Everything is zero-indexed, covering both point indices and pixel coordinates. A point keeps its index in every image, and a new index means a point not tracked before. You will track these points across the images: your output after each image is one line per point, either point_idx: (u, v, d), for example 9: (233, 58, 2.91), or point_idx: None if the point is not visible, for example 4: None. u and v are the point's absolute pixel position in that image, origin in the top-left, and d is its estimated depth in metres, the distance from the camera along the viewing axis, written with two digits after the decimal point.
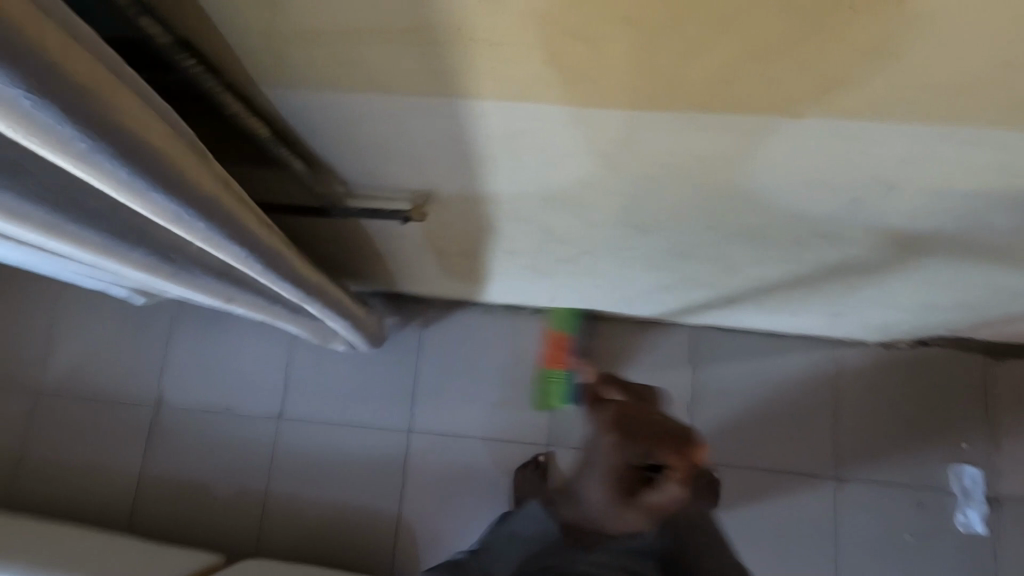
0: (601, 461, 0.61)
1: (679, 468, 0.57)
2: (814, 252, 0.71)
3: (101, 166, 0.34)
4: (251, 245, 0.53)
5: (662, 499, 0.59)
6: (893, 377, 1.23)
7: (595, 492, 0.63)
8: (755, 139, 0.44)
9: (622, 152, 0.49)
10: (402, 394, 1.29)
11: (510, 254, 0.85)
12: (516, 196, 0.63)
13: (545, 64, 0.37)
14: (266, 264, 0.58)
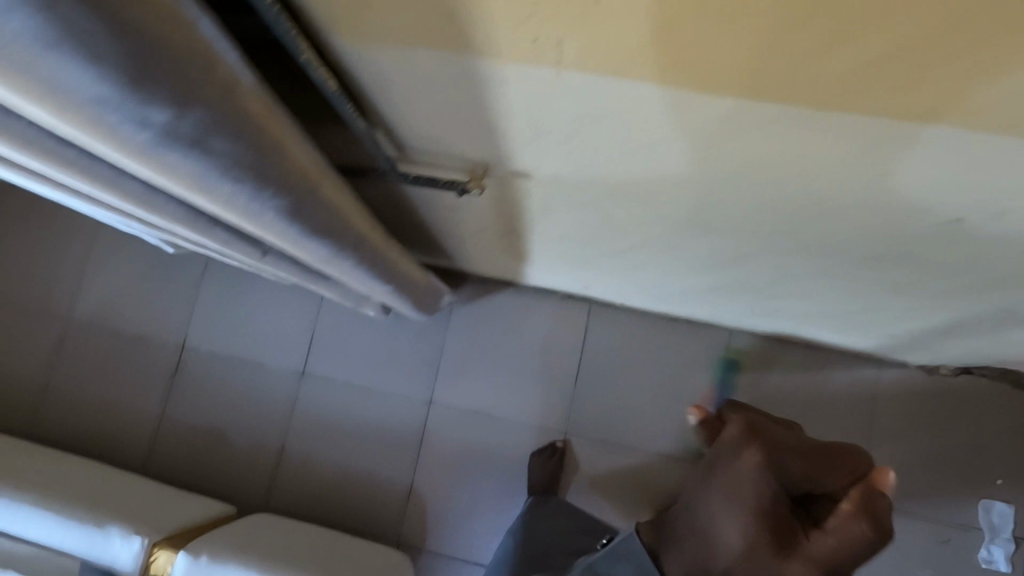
0: (744, 491, 0.48)
1: (861, 498, 0.46)
2: (887, 273, 0.67)
3: (127, 125, 0.30)
4: (297, 214, 0.49)
5: (834, 545, 0.45)
6: (932, 405, 1.19)
7: (733, 535, 0.49)
8: (868, 148, 0.40)
9: (716, 145, 0.45)
10: (424, 366, 1.28)
11: (558, 240, 0.81)
12: (578, 184, 0.59)
13: (655, 43, 0.33)
14: (306, 235, 0.54)
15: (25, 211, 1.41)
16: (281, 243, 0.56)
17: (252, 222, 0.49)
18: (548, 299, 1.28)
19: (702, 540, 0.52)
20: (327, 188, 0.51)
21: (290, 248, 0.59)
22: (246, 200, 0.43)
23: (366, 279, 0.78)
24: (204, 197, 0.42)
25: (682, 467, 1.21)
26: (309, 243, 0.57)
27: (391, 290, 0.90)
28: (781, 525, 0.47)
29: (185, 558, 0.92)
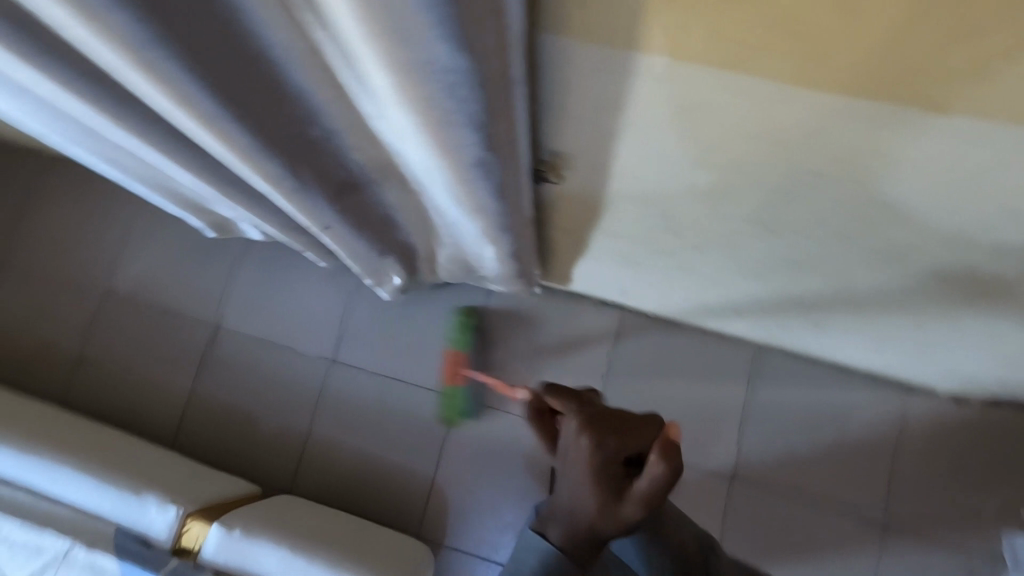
0: (581, 466, 0.58)
1: (666, 445, 0.53)
2: (945, 287, 0.68)
3: (415, 39, 0.38)
4: (484, 167, 0.56)
5: (648, 486, 0.54)
6: (960, 433, 1.19)
7: (584, 501, 0.59)
8: (957, 156, 0.43)
9: (814, 150, 0.48)
10: (455, 361, 1.30)
11: (619, 236, 0.84)
12: (652, 178, 0.62)
13: (779, 36, 0.36)
14: (485, 191, 0.61)
15: (75, 183, 1.45)
16: (457, 196, 0.64)
17: (447, 170, 0.56)
18: (581, 302, 1.30)
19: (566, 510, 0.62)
20: (507, 168, 0.58)
21: (462, 204, 0.66)
22: (465, 137, 0.50)
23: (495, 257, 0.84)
24: (428, 132, 0.50)
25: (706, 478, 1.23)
26: (484, 202, 0.63)
27: (511, 273, 0.92)
28: (608, 481, 0.57)
29: (218, 530, 0.93)
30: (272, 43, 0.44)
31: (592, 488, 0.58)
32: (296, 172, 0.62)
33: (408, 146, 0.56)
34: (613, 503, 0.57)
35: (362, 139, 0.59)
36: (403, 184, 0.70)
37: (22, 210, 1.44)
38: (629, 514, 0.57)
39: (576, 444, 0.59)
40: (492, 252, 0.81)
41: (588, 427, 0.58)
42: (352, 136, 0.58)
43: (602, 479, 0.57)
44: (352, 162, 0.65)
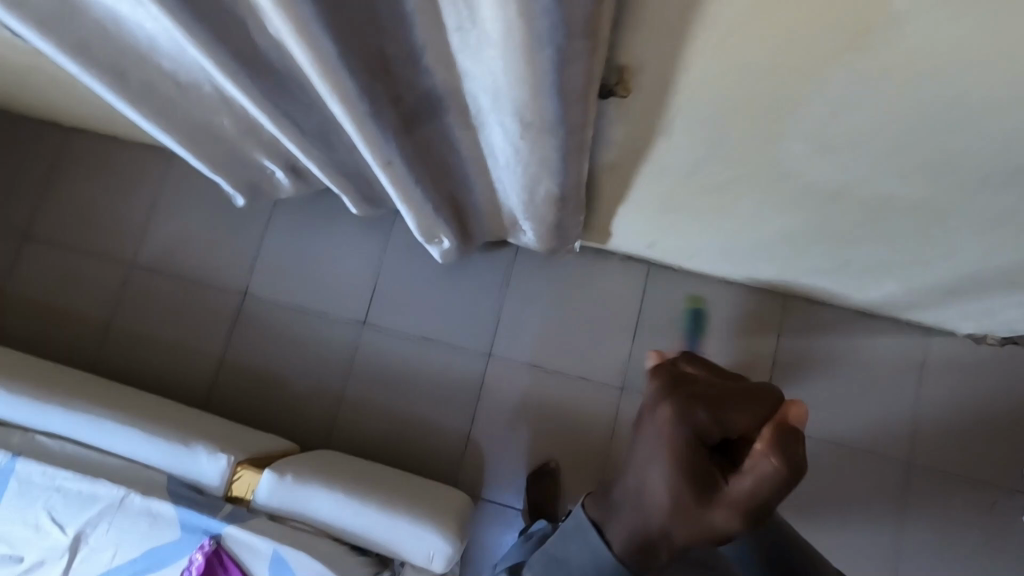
0: (660, 446, 0.47)
1: (781, 436, 0.43)
2: (989, 199, 0.71)
3: None
4: (562, 79, 0.56)
5: (753, 487, 0.43)
6: (980, 373, 1.23)
7: (660, 495, 0.47)
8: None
9: (896, 48, 0.49)
10: (486, 319, 1.31)
11: (665, 170, 0.86)
12: (716, 93, 0.64)
13: None
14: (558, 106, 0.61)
15: (95, 154, 1.44)
16: (529, 115, 0.63)
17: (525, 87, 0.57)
18: (609, 258, 1.32)
19: (639, 504, 0.50)
20: (579, 91, 0.58)
21: (530, 122, 0.65)
22: (554, 40, 0.50)
23: (553, 187, 0.84)
24: (518, 30, 0.49)
25: None
26: (553, 119, 0.64)
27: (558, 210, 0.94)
28: (697, 472, 0.46)
29: (269, 477, 0.94)
30: None
31: (674, 479, 0.46)
32: (369, 93, 0.63)
33: (487, 59, 0.57)
34: (697, 502, 0.45)
35: (437, 59, 0.60)
36: (463, 113, 0.71)
37: (45, 180, 1.44)
38: (721, 521, 0.45)
39: (658, 422, 0.47)
40: (546, 188, 0.83)
41: (677, 399, 0.47)
42: (427, 55, 0.59)
43: (689, 467, 0.46)
44: (420, 87, 0.65)
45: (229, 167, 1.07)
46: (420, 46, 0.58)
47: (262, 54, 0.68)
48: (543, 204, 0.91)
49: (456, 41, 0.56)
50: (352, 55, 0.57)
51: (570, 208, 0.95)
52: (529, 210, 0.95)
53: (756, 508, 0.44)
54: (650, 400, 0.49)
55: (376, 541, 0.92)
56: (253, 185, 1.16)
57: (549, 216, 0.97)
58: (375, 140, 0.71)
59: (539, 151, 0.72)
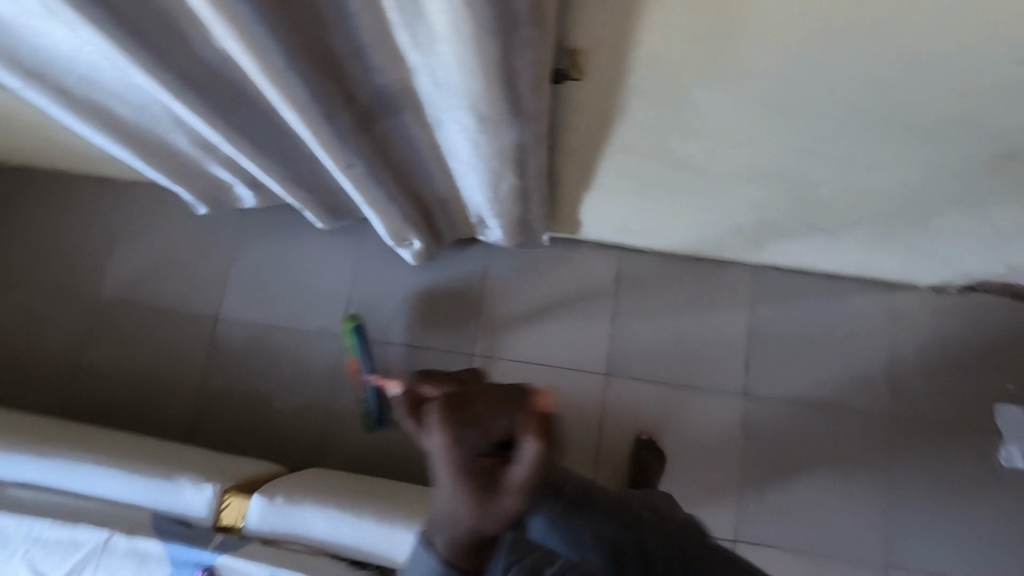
0: (444, 463, 0.46)
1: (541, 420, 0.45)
2: (936, 147, 0.73)
3: None
4: (511, 69, 0.56)
5: (528, 471, 0.44)
6: (946, 320, 1.27)
7: (450, 510, 0.46)
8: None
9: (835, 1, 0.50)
10: (465, 319, 1.31)
11: (625, 151, 0.86)
12: (665, 68, 0.65)
13: None
14: (511, 97, 0.61)
15: (44, 193, 1.39)
16: (484, 107, 0.63)
17: (477, 79, 0.57)
18: (581, 247, 1.33)
19: (437, 525, 0.48)
20: (529, 79, 0.58)
21: (486, 116, 0.65)
22: (497, 31, 0.50)
23: (517, 180, 0.83)
24: (460, 21, 0.49)
25: (729, 401, 1.26)
26: (507, 112, 0.63)
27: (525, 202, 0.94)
28: (474, 478, 0.45)
29: (259, 500, 0.92)
30: None
31: (456, 490, 0.46)
32: (321, 95, 0.62)
33: (435, 55, 0.56)
34: (489, 502, 0.45)
35: (386, 56, 0.59)
36: (419, 111, 0.71)
37: None
38: (512, 510, 0.45)
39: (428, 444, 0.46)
40: (510, 180, 0.83)
41: (444, 416, 0.46)
42: (376, 54, 0.59)
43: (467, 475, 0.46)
44: (373, 86, 0.65)
45: (187, 177, 1.07)
46: (371, 45, 0.58)
47: (208, 70, 0.66)
48: (509, 198, 0.90)
49: (402, 41, 0.55)
50: (300, 60, 0.57)
51: (539, 200, 0.95)
52: (496, 205, 0.95)
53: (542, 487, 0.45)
54: (420, 424, 0.47)
55: (374, 555, 0.90)
56: (212, 197, 1.16)
57: (516, 211, 0.97)
58: (333, 144, 0.70)
59: (497, 145, 0.72)
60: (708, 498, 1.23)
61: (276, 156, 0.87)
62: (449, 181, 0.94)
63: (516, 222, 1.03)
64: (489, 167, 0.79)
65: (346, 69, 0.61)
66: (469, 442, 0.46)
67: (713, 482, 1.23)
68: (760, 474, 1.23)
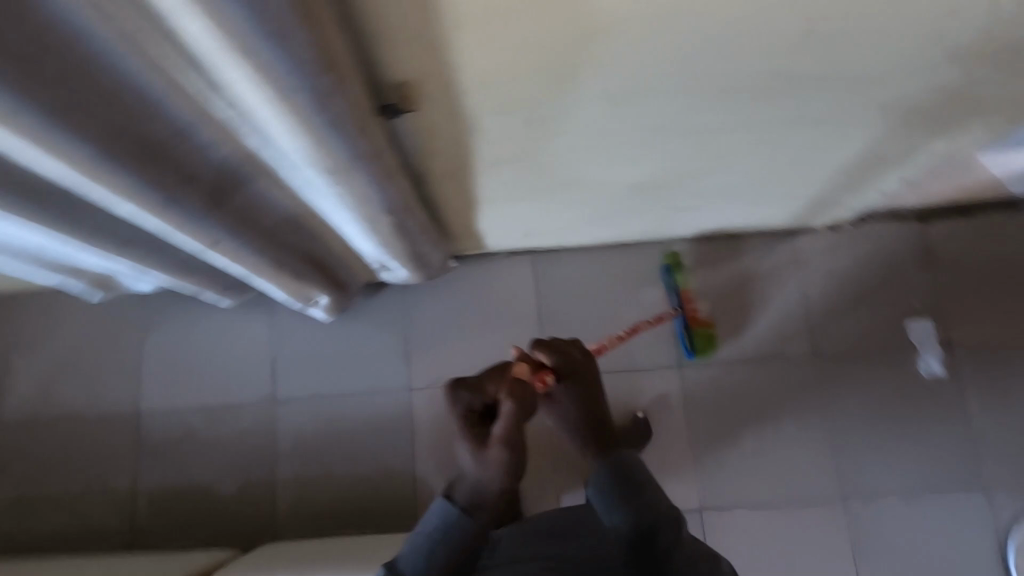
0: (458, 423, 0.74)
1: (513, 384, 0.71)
2: (772, 105, 0.78)
3: None
4: (331, 120, 0.56)
5: (504, 424, 0.68)
6: (846, 254, 1.34)
7: (467, 462, 0.71)
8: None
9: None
10: (397, 356, 1.29)
11: (498, 164, 0.87)
12: (494, 87, 0.66)
13: None
14: (344, 144, 0.61)
15: None
16: (322, 160, 0.63)
17: (302, 136, 0.57)
18: (495, 259, 1.33)
19: (461, 479, 0.73)
20: (354, 125, 0.59)
21: (328, 168, 0.65)
22: (297, 91, 0.50)
23: (392, 216, 0.83)
24: (258, 92, 0.49)
25: (665, 375, 1.30)
26: (348, 159, 0.64)
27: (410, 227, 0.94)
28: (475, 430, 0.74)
29: None
30: (76, 24, 0.43)
31: (466, 443, 0.73)
32: (153, 182, 0.60)
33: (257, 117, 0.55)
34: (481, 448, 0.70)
35: (210, 130, 0.58)
36: (269, 173, 0.70)
37: None
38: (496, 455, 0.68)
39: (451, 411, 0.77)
40: (386, 218, 0.83)
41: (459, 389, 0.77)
42: (198, 132, 0.58)
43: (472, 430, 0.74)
44: (213, 159, 0.63)
45: (68, 273, 1.03)
46: (188, 126, 0.57)
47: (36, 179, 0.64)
48: (394, 233, 0.90)
49: (218, 107, 0.54)
50: (115, 155, 0.55)
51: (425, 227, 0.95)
52: (386, 241, 0.94)
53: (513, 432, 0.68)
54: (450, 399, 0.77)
55: None
56: (102, 287, 1.12)
57: (408, 241, 0.97)
58: (188, 224, 0.68)
59: (354, 190, 0.71)
60: (666, 475, 1.26)
61: (145, 245, 0.83)
62: (332, 228, 0.93)
63: (415, 253, 1.04)
64: (359, 211, 0.79)
65: (174, 154, 0.60)
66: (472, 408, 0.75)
67: (668, 459, 1.26)
68: (710, 443, 1.27)
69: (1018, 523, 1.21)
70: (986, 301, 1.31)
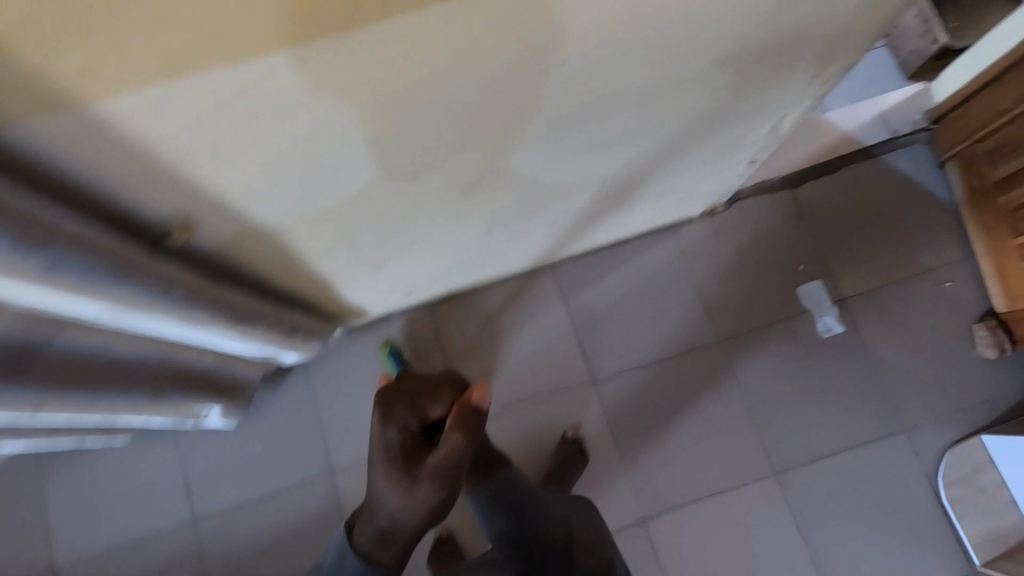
0: (387, 445, 0.71)
1: (461, 416, 0.69)
2: (576, 140, 0.78)
3: None
4: (87, 268, 0.56)
5: (445, 456, 0.68)
6: (729, 236, 1.36)
7: (390, 492, 0.70)
8: (458, 35, 0.48)
9: (354, 93, 0.51)
10: (312, 441, 1.27)
11: (329, 254, 0.85)
12: (273, 196, 0.65)
13: (160, 40, 0.39)
14: (116, 284, 0.60)
15: None
16: (99, 305, 0.62)
17: (62, 292, 0.56)
18: (391, 320, 1.32)
19: (380, 506, 0.73)
20: (118, 264, 0.58)
21: (114, 308, 0.64)
22: (27, 260, 0.49)
23: (228, 321, 0.83)
24: None
25: (582, 396, 1.30)
26: (134, 295, 0.63)
27: (265, 326, 0.92)
28: (406, 456, 0.70)
29: None
30: None
31: (392, 469, 0.70)
32: None
33: (7, 290, 0.52)
34: (412, 478, 0.69)
35: None
36: (71, 324, 0.68)
37: None
38: (426, 489, 0.69)
39: (381, 428, 0.71)
40: (222, 325, 0.82)
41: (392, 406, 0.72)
42: None
43: (403, 455, 0.71)
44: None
45: None
46: None
47: None
48: (245, 334, 0.89)
49: None
50: None
51: (277, 317, 0.94)
52: (244, 342, 0.93)
53: (447, 470, 0.68)
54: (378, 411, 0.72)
55: None
56: None
57: (269, 334, 0.96)
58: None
59: (161, 316, 0.71)
60: (605, 494, 1.26)
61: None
62: (185, 345, 0.90)
63: (286, 340, 1.03)
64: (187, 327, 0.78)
65: None
66: (402, 431, 0.71)
67: (603, 477, 1.26)
68: (641, 450, 1.27)
69: (943, 456, 1.25)
70: (866, 249, 1.35)
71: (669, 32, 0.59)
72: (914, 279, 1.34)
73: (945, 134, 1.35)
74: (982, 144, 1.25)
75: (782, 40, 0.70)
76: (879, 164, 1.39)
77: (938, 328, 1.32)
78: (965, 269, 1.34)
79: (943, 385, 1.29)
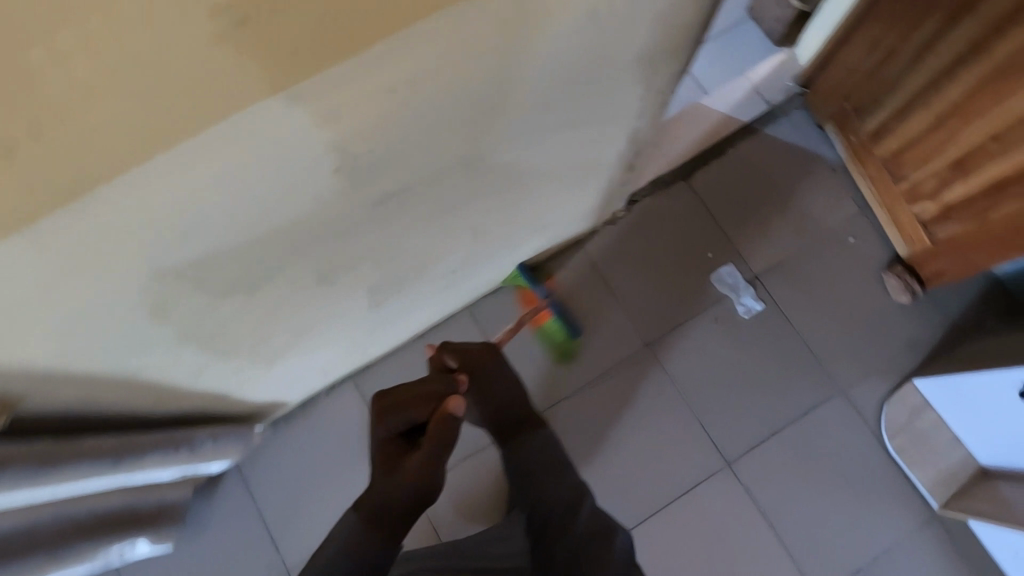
0: (376, 444, 0.74)
1: (440, 420, 0.70)
2: (419, 214, 0.76)
3: None
4: None
5: (422, 458, 0.68)
6: (634, 239, 1.36)
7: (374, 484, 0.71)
8: (240, 172, 0.46)
9: (115, 254, 0.48)
10: (259, 544, 1.22)
11: (201, 371, 0.82)
12: (94, 350, 0.61)
13: None
14: None
15: None
16: None
17: None
18: (316, 400, 1.29)
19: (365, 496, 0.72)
20: None
21: None
22: None
23: (107, 470, 0.78)
24: None
25: None
26: None
27: (158, 455, 0.88)
28: (391, 457, 0.72)
29: None
30: None
31: (376, 466, 0.72)
32: None
33: None
34: (393, 476, 0.70)
35: None
36: None
37: None
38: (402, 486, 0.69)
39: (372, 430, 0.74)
40: (101, 476, 0.78)
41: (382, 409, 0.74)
42: None
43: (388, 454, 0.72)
44: None
45: None
46: None
47: None
48: (136, 471, 0.85)
49: None
50: None
51: (170, 443, 0.90)
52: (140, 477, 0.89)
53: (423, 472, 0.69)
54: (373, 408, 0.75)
55: None
56: None
57: (168, 462, 0.91)
58: None
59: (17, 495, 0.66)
60: None
61: None
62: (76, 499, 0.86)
63: (194, 459, 0.99)
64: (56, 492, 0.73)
65: None
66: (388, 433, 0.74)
67: None
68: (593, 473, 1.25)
69: (881, 411, 1.26)
70: (768, 223, 1.37)
71: (457, 123, 0.57)
72: (818, 243, 1.36)
73: (816, 97, 1.37)
74: (850, 102, 1.28)
75: (589, 85, 0.69)
76: (762, 138, 1.41)
77: (851, 286, 1.34)
78: (864, 223, 1.36)
79: (868, 340, 1.31)
